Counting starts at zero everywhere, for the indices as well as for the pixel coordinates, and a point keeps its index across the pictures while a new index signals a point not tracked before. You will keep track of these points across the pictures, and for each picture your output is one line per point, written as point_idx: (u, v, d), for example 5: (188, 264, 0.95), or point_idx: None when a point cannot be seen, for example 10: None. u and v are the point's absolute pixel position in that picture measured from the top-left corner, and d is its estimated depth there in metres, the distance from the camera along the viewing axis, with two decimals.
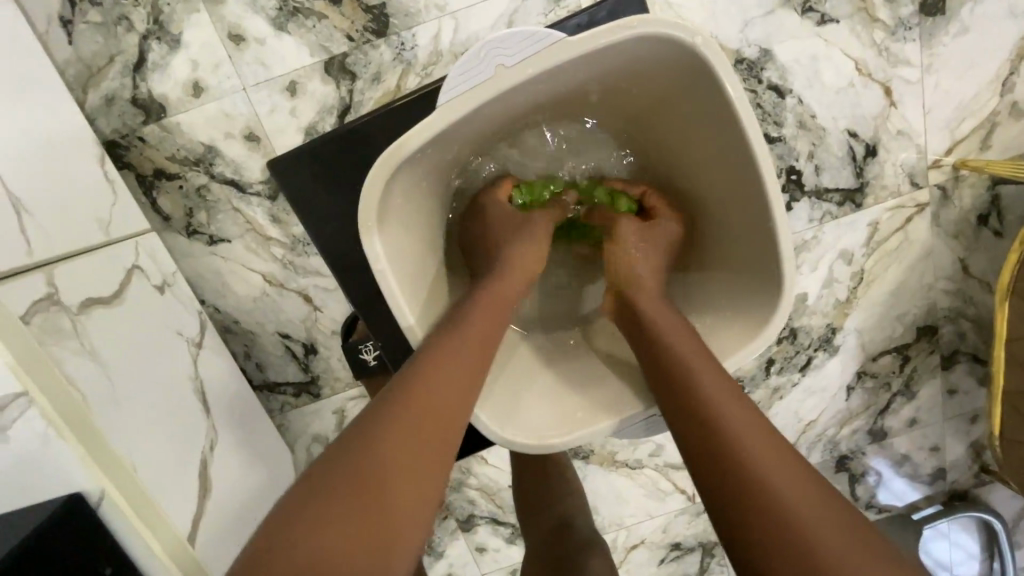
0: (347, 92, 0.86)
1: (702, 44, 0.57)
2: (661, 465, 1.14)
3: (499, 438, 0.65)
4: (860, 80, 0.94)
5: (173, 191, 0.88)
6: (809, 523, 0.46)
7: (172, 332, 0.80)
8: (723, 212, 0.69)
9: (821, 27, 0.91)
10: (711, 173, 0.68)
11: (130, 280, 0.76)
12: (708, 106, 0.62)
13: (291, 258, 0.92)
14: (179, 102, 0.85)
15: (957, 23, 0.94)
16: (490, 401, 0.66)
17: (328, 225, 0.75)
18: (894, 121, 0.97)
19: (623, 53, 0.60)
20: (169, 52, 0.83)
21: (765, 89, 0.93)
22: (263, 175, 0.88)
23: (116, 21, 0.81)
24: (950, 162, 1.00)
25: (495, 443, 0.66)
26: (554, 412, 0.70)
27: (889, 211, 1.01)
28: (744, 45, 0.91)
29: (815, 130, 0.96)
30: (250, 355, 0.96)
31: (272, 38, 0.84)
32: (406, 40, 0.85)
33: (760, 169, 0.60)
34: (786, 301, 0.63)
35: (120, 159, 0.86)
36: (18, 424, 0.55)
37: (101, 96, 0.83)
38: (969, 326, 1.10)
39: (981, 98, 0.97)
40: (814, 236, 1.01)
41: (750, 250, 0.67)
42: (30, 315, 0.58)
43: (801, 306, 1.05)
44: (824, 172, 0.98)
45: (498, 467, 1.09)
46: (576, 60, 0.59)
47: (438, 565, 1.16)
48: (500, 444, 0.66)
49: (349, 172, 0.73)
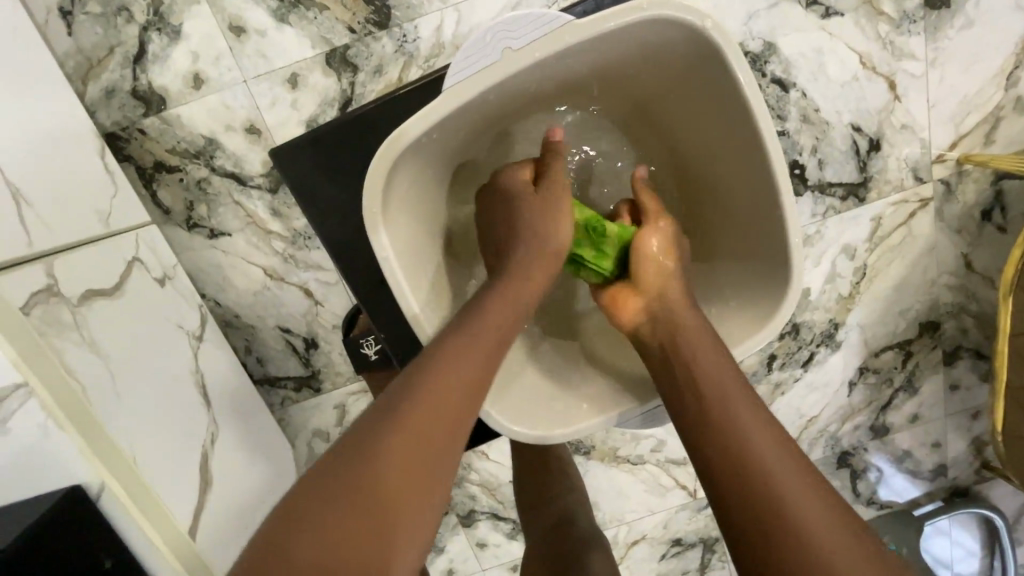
0: (349, 85, 0.86)
1: (711, 28, 0.57)
2: (662, 461, 1.14)
3: (505, 429, 0.66)
4: (864, 74, 0.94)
5: (173, 184, 0.87)
6: (831, 522, 0.44)
7: (173, 325, 0.79)
8: (729, 203, 0.69)
9: (825, 20, 0.91)
10: (717, 163, 0.68)
11: (130, 272, 0.75)
12: (717, 93, 0.62)
13: (291, 252, 0.91)
14: (180, 94, 0.84)
15: (962, 17, 0.93)
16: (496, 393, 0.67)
17: (329, 218, 0.74)
18: (898, 116, 0.96)
19: (630, 38, 0.60)
20: (170, 44, 0.82)
21: (769, 82, 0.93)
22: (264, 168, 0.87)
23: (116, 12, 0.81)
24: (954, 157, 0.99)
25: (500, 434, 0.67)
26: (558, 404, 0.72)
27: (892, 206, 1.01)
28: (748, 38, 0.91)
29: (819, 124, 0.95)
30: (251, 350, 0.96)
31: (273, 30, 0.83)
32: (407, 32, 0.85)
33: (769, 155, 0.60)
34: (792, 290, 0.64)
35: (119, 151, 0.85)
36: (18, 415, 0.55)
37: (101, 88, 0.83)
38: (972, 322, 1.09)
39: (985, 92, 0.96)
40: (817, 231, 1.01)
41: (756, 240, 0.67)
42: (30, 307, 0.58)
43: (804, 302, 1.05)
44: (827, 166, 0.97)
45: (499, 463, 1.09)
46: (583, 44, 0.58)
47: (438, 560, 1.16)
48: (506, 435, 0.67)
49: (350, 164, 0.73)
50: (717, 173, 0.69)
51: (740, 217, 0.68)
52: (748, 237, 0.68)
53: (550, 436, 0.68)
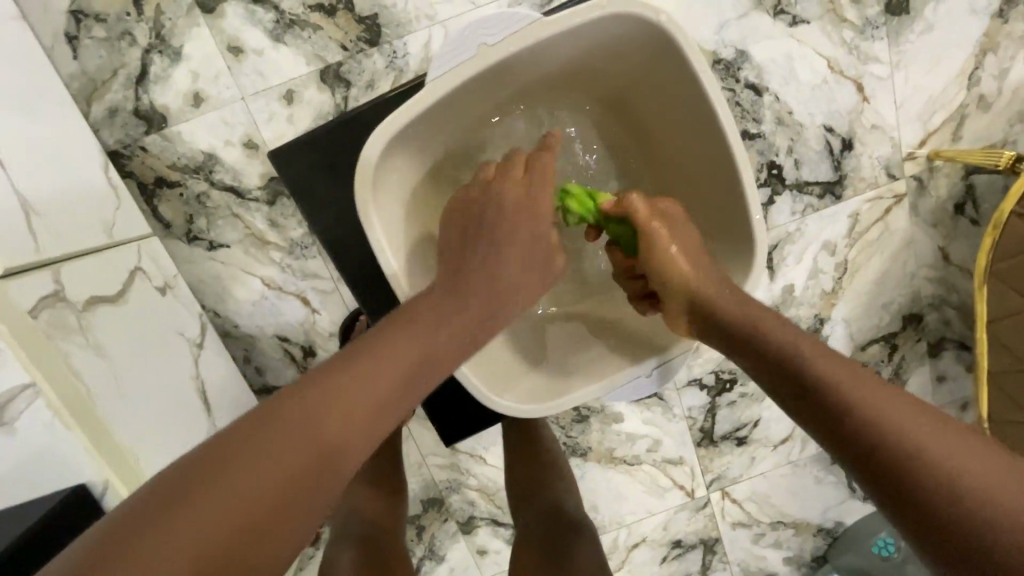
0: (342, 99, 0.90)
1: (666, 21, 0.62)
2: (659, 461, 1.15)
3: (484, 396, 0.68)
4: (833, 77, 0.99)
5: (173, 199, 0.90)
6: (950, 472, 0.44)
7: (174, 333, 0.82)
8: (695, 185, 0.73)
9: (793, 28, 0.96)
10: (683, 147, 0.72)
11: (133, 281, 0.78)
12: (679, 81, 0.66)
13: (289, 261, 0.94)
14: (181, 112, 0.88)
15: (922, 22, 0.98)
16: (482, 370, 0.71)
17: (327, 222, 0.78)
18: (868, 116, 1.01)
19: (596, 33, 0.65)
20: (171, 65, 0.86)
21: (742, 87, 0.98)
22: (261, 180, 0.91)
23: (120, 36, 0.85)
24: (925, 154, 1.03)
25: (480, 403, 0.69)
26: (546, 385, 0.74)
27: (868, 202, 1.05)
28: (720, 46, 0.96)
29: (793, 126, 1.00)
30: (250, 360, 0.98)
31: (270, 49, 0.88)
32: (397, 49, 0.89)
33: (728, 136, 0.65)
34: (755, 265, 0.67)
35: (122, 168, 0.89)
36: (25, 415, 0.57)
37: (105, 109, 0.87)
38: (953, 313, 1.12)
39: (949, 91, 1.01)
40: (798, 229, 1.05)
41: (724, 219, 0.70)
42: (38, 310, 0.60)
43: (789, 297, 1.08)
44: (803, 166, 1.02)
45: (496, 467, 1.10)
46: (552, 38, 0.63)
47: (439, 570, 1.16)
48: (484, 405, 0.69)
49: (344, 170, 0.76)
50: (685, 159, 0.72)
51: (708, 200, 0.72)
52: (714, 217, 0.72)
53: (544, 407, 0.70)
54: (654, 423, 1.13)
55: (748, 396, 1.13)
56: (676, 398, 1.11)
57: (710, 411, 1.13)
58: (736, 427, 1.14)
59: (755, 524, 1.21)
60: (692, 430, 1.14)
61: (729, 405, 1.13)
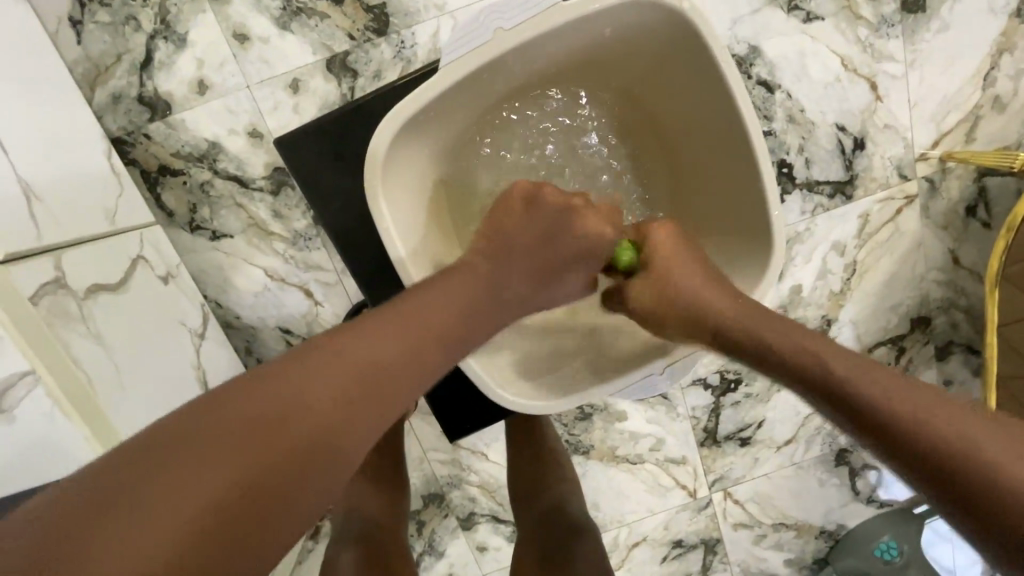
0: (349, 89, 0.89)
1: (689, 9, 0.61)
2: (661, 460, 1.14)
3: (488, 388, 0.68)
4: (847, 75, 0.97)
5: (177, 187, 0.89)
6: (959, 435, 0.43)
7: (175, 323, 0.81)
8: (711, 180, 0.72)
9: (807, 25, 0.95)
10: (699, 142, 0.71)
11: (134, 269, 0.77)
12: (698, 72, 0.65)
13: (292, 252, 0.93)
14: (185, 100, 0.87)
15: (938, 21, 0.97)
16: (489, 363, 0.70)
17: (331, 213, 0.77)
18: (881, 115, 1.00)
19: (615, 20, 0.64)
20: (175, 51, 0.85)
21: (755, 84, 0.96)
22: (266, 170, 0.90)
23: (124, 21, 0.84)
24: (937, 155, 1.02)
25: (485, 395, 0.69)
26: (554, 380, 0.74)
27: (879, 203, 1.03)
28: (733, 42, 0.95)
29: (805, 125, 0.99)
30: (252, 351, 0.97)
31: (276, 37, 0.86)
32: (405, 39, 0.88)
33: (748, 130, 0.64)
34: (771, 264, 0.66)
35: (125, 155, 0.88)
36: (25, 402, 0.56)
37: (108, 94, 0.86)
38: (962, 316, 1.11)
39: (964, 92, 1.00)
40: (807, 228, 1.03)
41: (740, 215, 0.69)
42: (39, 297, 0.59)
43: (796, 298, 1.07)
44: (814, 165, 1.00)
45: (497, 464, 1.09)
46: (569, 25, 0.62)
47: (438, 565, 1.16)
48: (490, 396, 0.69)
49: (349, 161, 0.75)
50: (702, 154, 0.71)
51: (723, 196, 0.71)
52: (730, 212, 0.71)
53: (549, 404, 0.70)
54: (657, 421, 1.12)
55: (752, 397, 1.12)
56: (680, 398, 1.10)
57: (714, 411, 1.12)
58: (740, 428, 1.13)
59: (757, 525, 1.21)
60: (695, 430, 1.13)
61: (733, 406, 1.12)
